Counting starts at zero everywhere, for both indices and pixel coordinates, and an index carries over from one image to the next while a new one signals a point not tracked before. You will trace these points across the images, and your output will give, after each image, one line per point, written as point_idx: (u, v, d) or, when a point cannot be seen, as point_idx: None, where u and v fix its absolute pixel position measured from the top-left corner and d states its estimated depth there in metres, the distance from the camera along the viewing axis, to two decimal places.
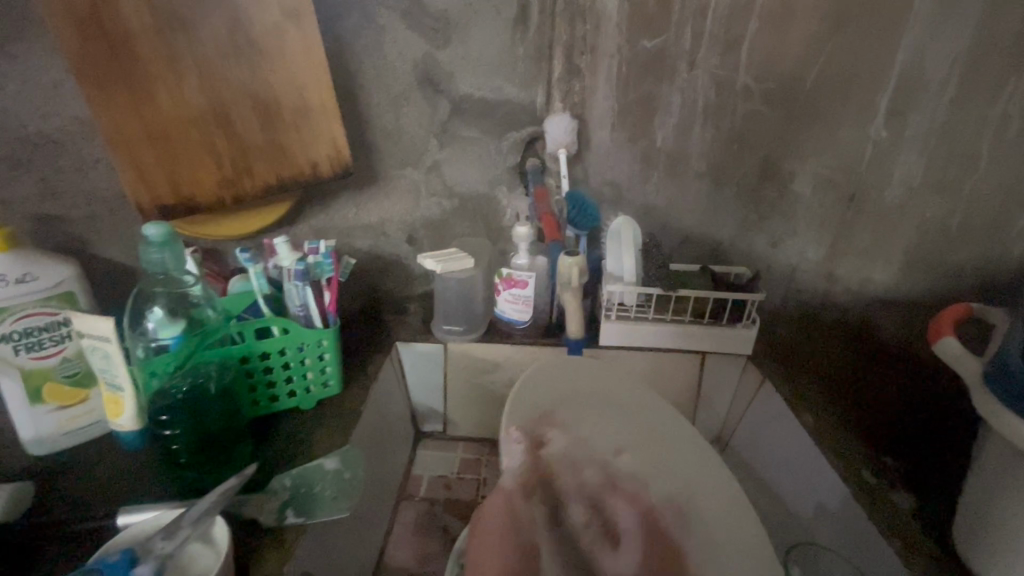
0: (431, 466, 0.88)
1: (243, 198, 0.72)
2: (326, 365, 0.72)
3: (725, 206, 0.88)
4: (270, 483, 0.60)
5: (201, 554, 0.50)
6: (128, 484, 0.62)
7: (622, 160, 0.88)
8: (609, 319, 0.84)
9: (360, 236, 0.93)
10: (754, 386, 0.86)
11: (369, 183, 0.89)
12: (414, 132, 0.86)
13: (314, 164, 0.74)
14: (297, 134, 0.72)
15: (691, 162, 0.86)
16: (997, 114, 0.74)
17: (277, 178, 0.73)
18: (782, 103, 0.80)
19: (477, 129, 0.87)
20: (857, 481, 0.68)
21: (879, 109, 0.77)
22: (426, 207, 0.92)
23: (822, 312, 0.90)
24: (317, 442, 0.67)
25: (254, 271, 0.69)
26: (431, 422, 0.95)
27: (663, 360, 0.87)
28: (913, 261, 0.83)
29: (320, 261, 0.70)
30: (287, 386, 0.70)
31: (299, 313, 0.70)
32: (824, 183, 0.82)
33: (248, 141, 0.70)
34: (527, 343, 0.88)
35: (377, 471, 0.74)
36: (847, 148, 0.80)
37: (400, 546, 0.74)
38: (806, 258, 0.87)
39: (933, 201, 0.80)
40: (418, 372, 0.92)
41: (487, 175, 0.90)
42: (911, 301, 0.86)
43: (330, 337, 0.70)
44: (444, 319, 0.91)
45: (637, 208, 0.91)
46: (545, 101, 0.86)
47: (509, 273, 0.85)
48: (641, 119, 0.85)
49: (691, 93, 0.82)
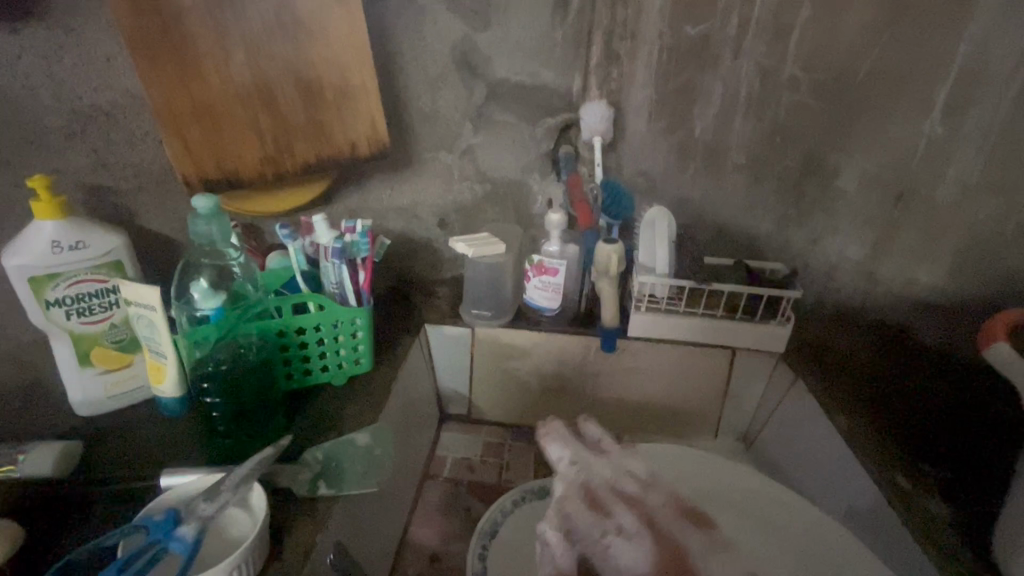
0: (455, 448, 0.89)
1: (284, 175, 0.73)
2: (358, 343, 0.73)
3: (765, 200, 0.85)
4: (303, 454, 0.62)
5: (239, 519, 0.52)
6: (168, 450, 0.64)
7: (658, 149, 0.86)
8: (638, 310, 0.84)
9: (392, 218, 0.94)
10: (785, 385, 0.84)
11: (404, 165, 0.90)
12: (450, 116, 0.86)
13: (353, 144, 0.75)
14: (337, 114, 0.72)
15: (731, 153, 0.84)
16: None
17: (316, 156, 0.73)
18: (831, 95, 0.77)
19: (513, 114, 0.86)
20: (890, 484, 0.66)
21: (935, 103, 0.74)
22: (458, 191, 0.92)
23: (861, 313, 0.87)
24: (348, 417, 0.69)
25: (292, 247, 0.70)
26: (455, 405, 0.96)
27: (692, 355, 0.86)
28: (961, 264, 0.80)
29: (357, 240, 0.70)
30: (320, 361, 0.71)
31: (334, 290, 0.71)
32: (870, 179, 0.80)
33: (290, 119, 0.71)
34: (554, 331, 0.88)
35: (405, 450, 0.75)
36: (896, 144, 0.77)
37: (424, 525, 0.75)
38: (847, 256, 0.85)
39: (987, 201, 0.76)
40: (445, 354, 0.93)
41: (521, 161, 0.90)
42: (958, 304, 0.83)
43: (363, 315, 0.71)
44: (473, 303, 0.92)
45: (672, 200, 0.89)
46: (582, 87, 0.84)
47: (539, 260, 0.85)
48: (680, 108, 0.83)
49: (735, 83, 0.80)
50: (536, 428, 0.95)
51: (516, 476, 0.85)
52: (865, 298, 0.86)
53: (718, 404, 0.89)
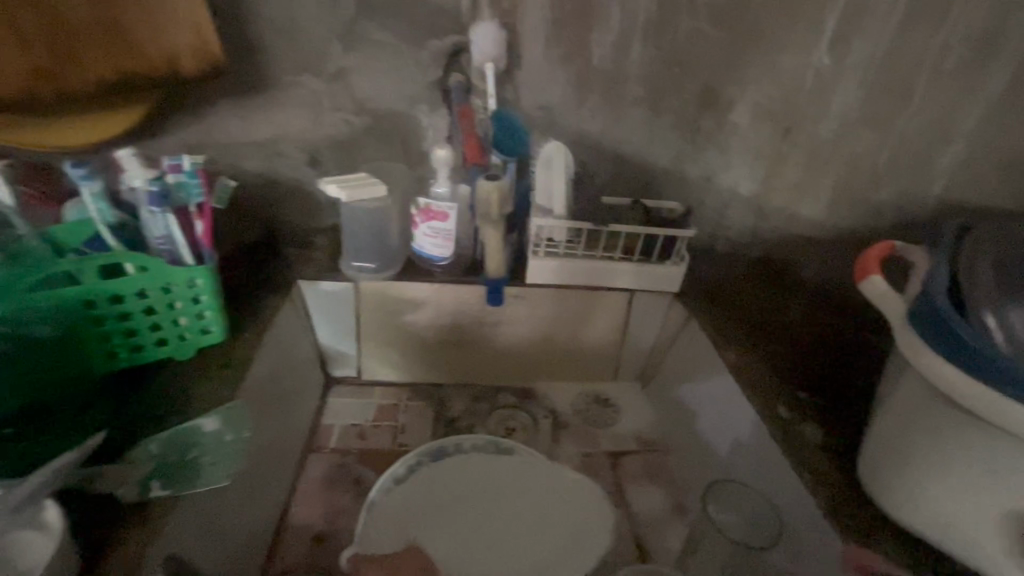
0: (344, 414, 0.81)
1: (71, 96, 0.56)
2: (203, 310, 0.59)
3: (663, 135, 0.82)
4: (128, 454, 0.50)
5: (31, 547, 0.40)
6: None
7: (557, 79, 0.79)
8: (537, 256, 0.79)
9: (250, 154, 0.79)
10: (679, 324, 0.84)
11: (259, 91, 0.75)
12: (312, 29, 0.72)
13: (171, 61, 0.58)
14: (143, 16, 0.55)
15: (630, 84, 0.79)
16: (937, 45, 0.69)
17: (118, 72, 0.56)
18: (727, 20, 0.73)
19: (391, 31, 0.74)
20: (772, 415, 0.66)
21: (824, 34, 0.72)
22: (330, 124, 0.79)
23: (750, 249, 0.87)
24: (193, 400, 0.56)
25: (90, 192, 0.55)
26: (343, 366, 0.87)
27: (592, 299, 0.83)
28: (839, 197, 0.81)
29: (184, 181, 0.56)
30: (154, 335, 0.58)
31: (161, 248, 0.57)
32: (763, 112, 0.78)
33: (71, 18, 0.53)
34: (448, 282, 0.81)
35: (276, 426, 0.65)
36: (787, 77, 0.75)
37: (306, 505, 0.68)
38: (738, 193, 0.84)
39: (865, 135, 0.76)
40: (326, 314, 0.82)
41: (403, 88, 0.78)
42: (833, 237, 0.83)
43: (205, 276, 0.56)
44: (354, 255, 0.81)
45: (571, 136, 0.83)
46: (470, 3, 0.73)
47: (426, 203, 0.75)
48: (578, 32, 0.75)
49: (633, 5, 0.73)
50: (433, 383, 0.89)
51: (412, 439, 0.79)
52: (753, 236, 0.86)
53: (618, 346, 0.88)
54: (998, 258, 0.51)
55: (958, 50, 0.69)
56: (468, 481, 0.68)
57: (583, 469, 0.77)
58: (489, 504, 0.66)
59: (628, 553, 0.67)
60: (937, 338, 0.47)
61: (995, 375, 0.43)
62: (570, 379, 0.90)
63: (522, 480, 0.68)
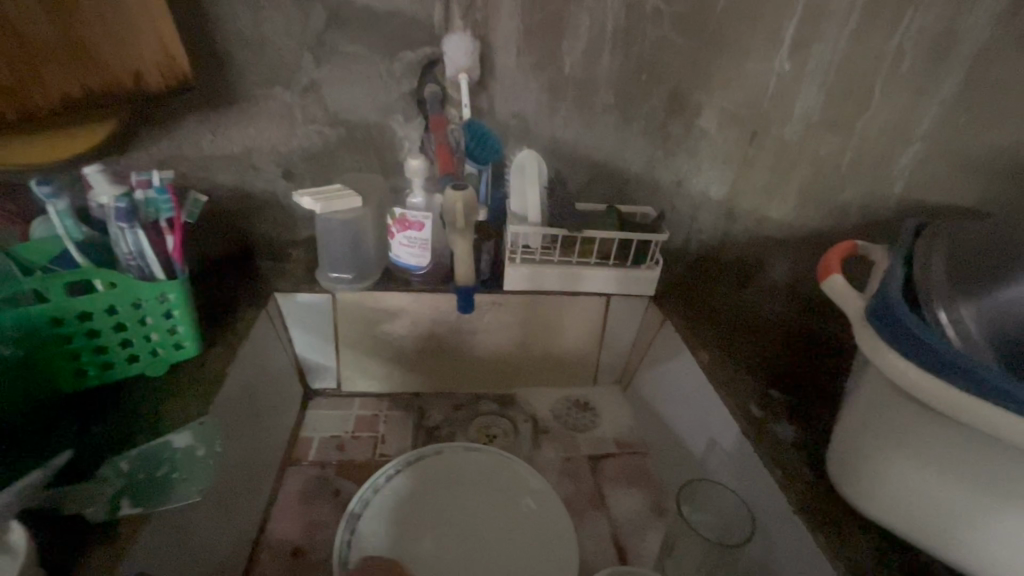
0: (323, 426, 0.81)
1: (34, 114, 0.54)
2: (175, 324, 0.60)
3: (634, 142, 0.85)
4: (98, 472, 0.49)
5: None
6: None
7: (529, 89, 0.81)
8: (513, 263, 0.79)
9: (223, 168, 0.79)
10: (655, 328, 0.85)
11: (231, 105, 0.75)
12: (283, 43, 0.73)
13: (137, 73, 0.59)
14: (107, 32, 0.55)
15: (600, 92, 0.81)
16: (892, 49, 0.69)
17: (82, 89, 0.56)
18: (691, 29, 0.77)
19: (363, 44, 0.75)
20: (743, 416, 0.67)
21: (784, 40, 0.73)
22: (304, 136, 0.79)
23: (721, 253, 0.89)
24: (167, 415, 0.56)
25: (54, 210, 0.54)
26: (322, 378, 0.87)
27: (569, 305, 0.84)
28: (806, 200, 0.80)
29: (153, 198, 0.57)
30: (124, 351, 0.58)
31: (130, 263, 0.57)
32: (729, 118, 0.80)
33: (28, 35, 0.51)
34: (426, 292, 0.81)
35: (252, 440, 0.65)
36: (752, 84, 0.77)
37: (284, 519, 0.67)
38: (708, 196, 0.86)
39: (830, 139, 0.76)
40: (303, 326, 0.82)
41: (377, 100, 0.79)
42: (806, 240, 0.82)
43: (177, 290, 0.57)
44: (331, 266, 0.81)
45: (545, 144, 0.85)
46: (442, 16, 0.75)
47: (401, 213, 0.76)
48: (549, 42, 0.78)
49: (601, 15, 0.75)
50: (414, 393, 0.89)
51: (392, 449, 0.78)
52: (725, 239, 0.88)
53: (597, 350, 0.89)
54: (952, 252, 0.52)
55: (910, 55, 0.68)
56: (457, 477, 0.70)
57: (562, 474, 0.77)
58: (461, 508, 0.68)
59: (608, 556, 0.67)
60: (887, 329, 0.49)
61: (945, 367, 0.45)
62: (550, 385, 0.91)
63: (492, 487, 0.70)
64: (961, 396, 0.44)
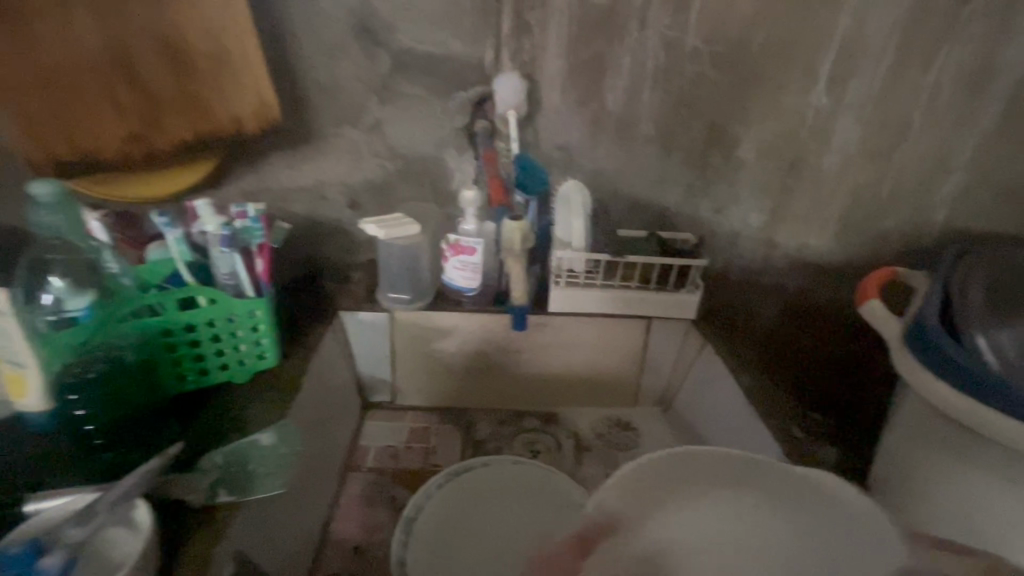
0: (378, 436, 0.87)
1: (156, 155, 0.65)
2: (260, 337, 0.67)
3: (674, 172, 0.88)
4: (198, 463, 0.56)
5: (121, 538, 0.46)
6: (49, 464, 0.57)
7: (572, 123, 0.87)
8: (558, 285, 0.84)
9: (297, 199, 0.89)
10: (696, 350, 0.87)
11: (306, 143, 0.85)
12: (353, 87, 0.82)
13: (237, 119, 0.67)
14: (215, 84, 0.64)
15: (641, 125, 0.86)
16: (928, 83, 0.73)
17: (194, 134, 0.66)
18: (727, 65, 0.80)
19: (423, 86, 0.83)
20: (786, 440, 0.69)
21: (821, 75, 0.76)
22: (368, 169, 0.88)
23: (761, 278, 0.90)
24: (251, 417, 0.63)
25: (172, 237, 0.64)
26: (379, 392, 0.93)
27: (610, 326, 0.88)
28: (846, 228, 0.83)
29: (248, 227, 0.65)
30: (217, 359, 0.65)
31: (227, 282, 0.65)
32: (767, 149, 0.83)
33: (156, 90, 0.62)
34: (476, 311, 0.87)
35: (320, 444, 0.72)
36: (789, 117, 0.80)
37: (346, 520, 0.73)
38: (748, 225, 0.88)
39: (867, 168, 0.79)
40: (363, 342, 0.89)
41: (433, 136, 0.87)
42: (841, 267, 0.86)
43: (264, 307, 0.65)
44: (390, 286, 0.88)
45: (587, 173, 0.90)
46: (493, 59, 0.82)
47: (456, 238, 0.83)
48: (591, 80, 0.83)
49: (641, 55, 0.81)
50: (462, 408, 0.94)
51: (443, 459, 0.83)
52: (765, 264, 0.89)
53: (637, 370, 0.93)
54: (991, 274, 0.56)
55: (949, 87, 0.73)
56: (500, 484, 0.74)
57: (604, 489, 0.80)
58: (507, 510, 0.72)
59: None
60: (923, 348, 0.52)
61: (980, 389, 0.48)
62: (591, 404, 0.95)
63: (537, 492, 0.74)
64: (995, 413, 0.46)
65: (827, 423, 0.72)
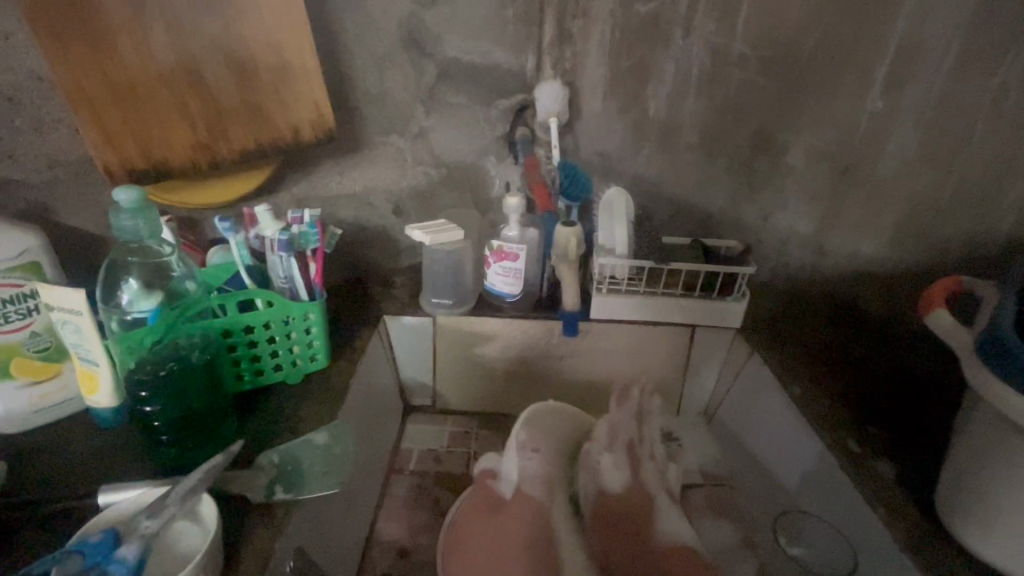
0: (420, 440, 0.88)
1: (220, 164, 0.68)
2: (313, 339, 0.69)
3: (718, 178, 0.87)
4: (256, 460, 0.58)
5: (188, 533, 0.48)
6: (119, 459, 0.59)
7: (614, 130, 0.86)
8: (600, 292, 0.84)
9: (344, 206, 0.91)
10: (741, 360, 0.86)
11: (354, 151, 0.87)
12: (400, 97, 0.84)
13: (296, 128, 0.70)
14: (276, 96, 0.67)
15: (685, 132, 0.85)
16: (995, 86, 0.72)
17: (255, 143, 0.68)
18: (776, 71, 0.78)
19: (467, 95, 0.84)
20: (841, 450, 0.66)
21: (876, 80, 0.75)
22: (413, 176, 0.90)
23: (812, 286, 0.89)
24: (304, 417, 0.65)
25: (234, 241, 0.67)
26: (419, 396, 0.94)
27: (653, 334, 0.87)
28: (903, 234, 0.82)
29: (305, 232, 0.67)
30: (272, 360, 0.68)
31: (283, 285, 0.67)
32: (817, 154, 0.81)
33: (223, 102, 0.65)
34: (517, 317, 0.87)
35: (367, 445, 0.73)
36: (841, 122, 0.78)
37: (391, 521, 0.74)
38: (796, 232, 0.86)
39: (926, 174, 0.78)
40: (406, 347, 0.90)
41: (476, 144, 0.88)
42: (899, 275, 0.85)
43: (317, 310, 0.67)
44: (433, 292, 0.89)
45: (627, 180, 0.89)
46: (535, 67, 0.83)
47: (499, 244, 0.83)
48: (634, 86, 0.83)
49: (686, 60, 0.80)
50: (502, 414, 0.94)
51: None
52: (814, 272, 0.88)
53: (680, 380, 0.91)
54: None
55: (1016, 90, 0.72)
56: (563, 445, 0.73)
57: None
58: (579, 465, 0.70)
59: None
60: (994, 360, 0.50)
61: None
62: None
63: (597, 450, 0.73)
64: None
65: (883, 432, 0.70)
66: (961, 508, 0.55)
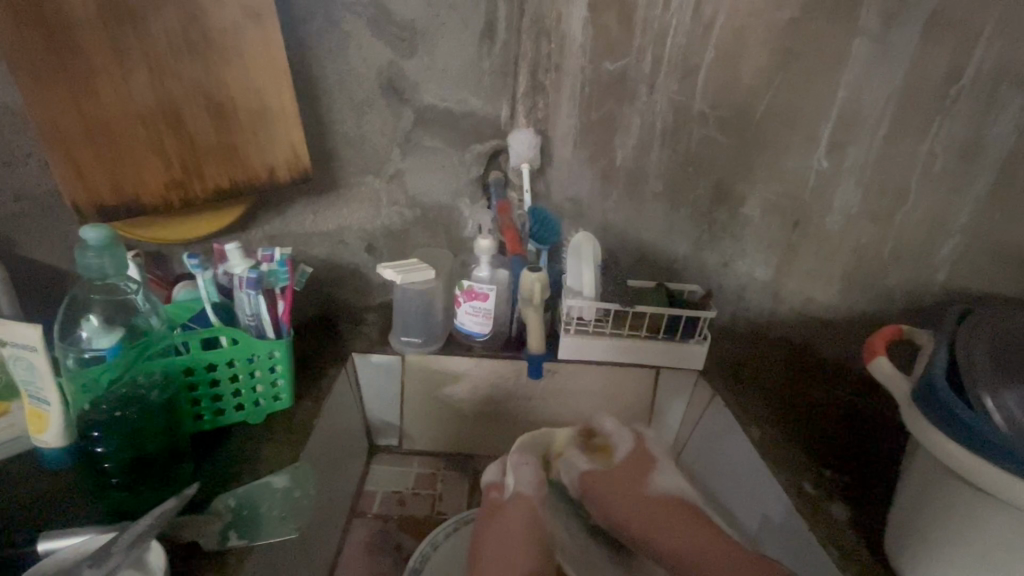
0: (385, 482, 0.86)
1: (193, 201, 0.68)
2: (277, 378, 0.68)
3: (681, 226, 0.91)
4: (211, 504, 0.57)
5: None
6: (63, 504, 0.56)
7: (583, 178, 0.92)
8: (568, 333, 0.86)
9: (317, 243, 0.91)
10: (704, 403, 0.88)
11: (328, 190, 0.88)
12: (377, 140, 0.86)
13: (271, 169, 0.72)
14: (253, 137, 0.69)
15: (649, 181, 0.90)
16: (923, 152, 0.75)
17: (229, 181, 0.69)
18: (734, 129, 0.83)
19: (443, 140, 0.88)
20: (797, 493, 0.68)
21: (821, 140, 0.79)
22: (386, 216, 0.91)
23: (767, 331, 0.93)
24: (263, 458, 0.64)
25: (201, 278, 0.67)
26: (386, 436, 0.93)
27: (619, 375, 0.89)
28: (851, 281, 0.85)
29: (275, 270, 0.69)
30: (234, 400, 0.67)
31: (249, 323, 0.67)
32: (771, 207, 0.85)
33: (200, 141, 0.66)
34: (486, 357, 0.88)
35: (330, 485, 0.72)
36: (793, 177, 0.82)
37: (352, 566, 0.72)
38: (754, 278, 0.90)
39: (868, 228, 0.81)
40: (373, 385, 0.89)
41: (450, 186, 0.91)
42: (848, 321, 0.87)
43: (283, 348, 0.66)
44: (402, 330, 0.90)
45: (597, 225, 0.94)
46: (509, 115, 0.88)
47: (469, 285, 0.84)
48: (602, 138, 0.89)
49: (651, 116, 0.86)
50: (469, 454, 0.94)
51: (449, 507, 0.82)
52: (772, 316, 0.92)
53: (645, 420, 0.93)
54: (994, 339, 0.57)
55: (943, 156, 0.75)
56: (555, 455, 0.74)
57: None
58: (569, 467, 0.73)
59: None
60: (933, 408, 0.53)
61: (990, 453, 0.48)
62: None
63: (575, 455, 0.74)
64: (1008, 476, 0.47)
65: (836, 475, 0.72)
66: (908, 549, 0.57)
